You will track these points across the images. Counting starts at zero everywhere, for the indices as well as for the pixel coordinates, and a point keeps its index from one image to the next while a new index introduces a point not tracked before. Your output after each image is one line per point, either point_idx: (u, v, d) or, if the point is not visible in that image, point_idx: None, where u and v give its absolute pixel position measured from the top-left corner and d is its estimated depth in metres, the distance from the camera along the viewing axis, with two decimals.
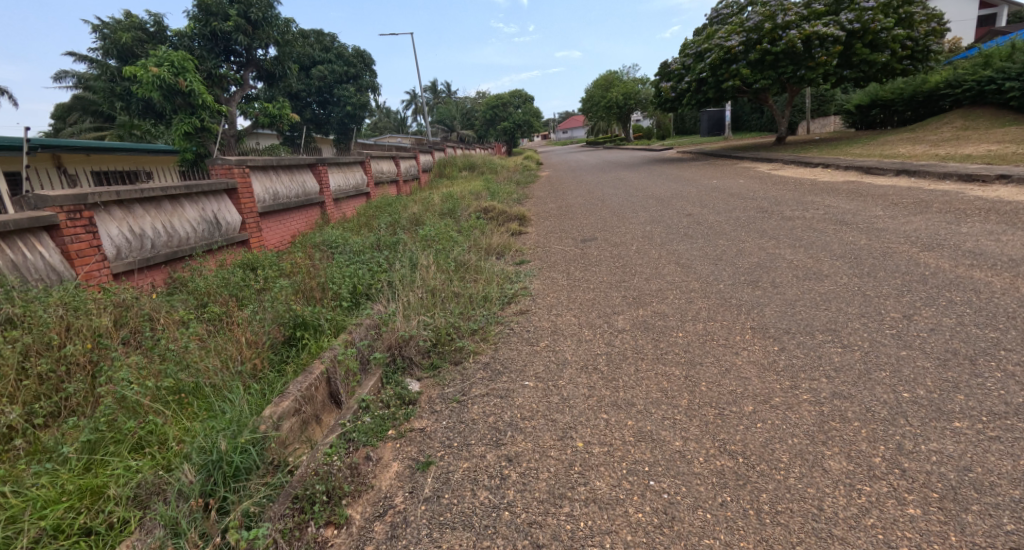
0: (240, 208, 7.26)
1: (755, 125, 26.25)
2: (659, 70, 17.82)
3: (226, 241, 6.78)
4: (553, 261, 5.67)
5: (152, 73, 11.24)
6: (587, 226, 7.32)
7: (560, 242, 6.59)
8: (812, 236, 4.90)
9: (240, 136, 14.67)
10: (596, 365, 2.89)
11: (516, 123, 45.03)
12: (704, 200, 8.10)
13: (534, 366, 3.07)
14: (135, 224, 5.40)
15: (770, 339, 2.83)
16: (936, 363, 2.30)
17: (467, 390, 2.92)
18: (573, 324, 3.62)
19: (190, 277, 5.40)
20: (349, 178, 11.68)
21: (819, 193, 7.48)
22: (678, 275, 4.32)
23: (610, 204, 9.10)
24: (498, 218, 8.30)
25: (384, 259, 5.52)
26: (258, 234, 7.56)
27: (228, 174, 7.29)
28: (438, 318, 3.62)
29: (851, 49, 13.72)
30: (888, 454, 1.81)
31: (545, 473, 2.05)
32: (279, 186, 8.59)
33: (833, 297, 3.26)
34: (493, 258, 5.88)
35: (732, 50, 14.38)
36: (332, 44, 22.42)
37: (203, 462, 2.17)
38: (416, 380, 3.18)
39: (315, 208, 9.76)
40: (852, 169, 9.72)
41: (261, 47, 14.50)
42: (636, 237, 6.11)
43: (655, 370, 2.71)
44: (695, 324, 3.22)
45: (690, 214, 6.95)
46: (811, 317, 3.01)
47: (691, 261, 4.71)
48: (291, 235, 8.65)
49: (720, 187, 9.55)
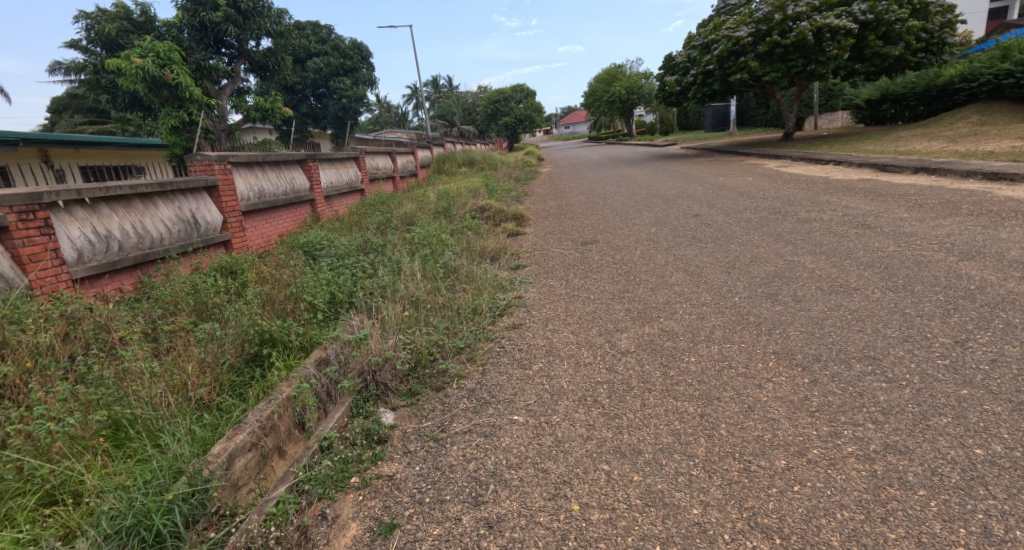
0: (221, 207, 6.90)
1: (761, 121, 25.76)
2: (663, 63, 17.37)
3: (205, 242, 6.42)
4: (550, 266, 5.29)
5: (136, 64, 10.84)
6: (589, 228, 6.93)
7: (559, 245, 6.20)
8: (833, 240, 4.51)
9: (232, 131, 14.26)
10: (596, 398, 2.50)
11: (518, 118, 44.55)
12: (711, 199, 7.71)
13: (524, 395, 2.69)
14: (100, 224, 5.02)
15: (797, 367, 2.43)
16: (1009, 409, 1.90)
17: (447, 425, 2.54)
18: (571, 343, 3.23)
19: (160, 283, 5.03)
20: (342, 174, 11.29)
21: (834, 192, 7.08)
22: (687, 285, 3.93)
23: (612, 203, 8.71)
24: (495, 218, 7.90)
25: (369, 264, 5.13)
26: (241, 235, 7.19)
27: (208, 170, 6.90)
28: (419, 336, 3.24)
29: (864, 42, 13.23)
30: (973, 543, 1.42)
31: (533, 548, 1.67)
32: (265, 183, 8.22)
33: (865, 315, 2.87)
34: (487, 263, 5.50)
35: (741, 41, 13.92)
36: (329, 36, 22.06)
37: (114, 531, 1.83)
38: (390, 410, 2.80)
39: (304, 205, 9.40)
40: (866, 166, 9.31)
41: (252, 38, 14.11)
42: (640, 239, 5.72)
43: (665, 406, 2.32)
44: (708, 347, 2.83)
45: (697, 215, 6.56)
46: (844, 340, 2.62)
47: (700, 268, 4.33)
48: (277, 235, 8.27)
49: (728, 185, 9.15)
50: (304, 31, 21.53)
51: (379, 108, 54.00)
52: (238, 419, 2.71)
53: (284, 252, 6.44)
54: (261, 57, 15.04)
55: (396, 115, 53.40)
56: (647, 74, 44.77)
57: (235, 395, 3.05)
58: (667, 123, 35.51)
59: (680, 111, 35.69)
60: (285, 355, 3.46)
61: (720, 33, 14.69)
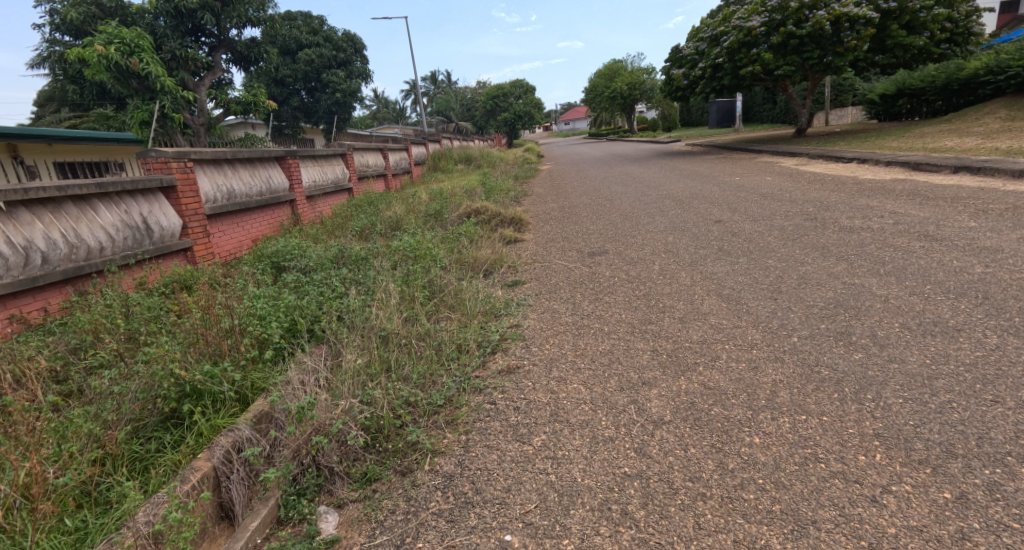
0: (180, 210, 6.09)
1: (768, 116, 24.97)
2: (670, 56, 16.53)
3: (159, 251, 5.63)
4: (553, 283, 4.51)
5: (99, 52, 10.05)
6: (596, 235, 6.15)
7: (563, 256, 5.42)
8: (896, 256, 3.72)
9: (212, 126, 13.42)
10: (625, 508, 1.74)
11: (517, 114, 43.77)
12: (731, 202, 6.92)
13: (522, 493, 1.92)
14: (18, 232, 4.24)
15: (923, 467, 1.67)
16: None
17: (409, 543, 1.78)
18: (584, 404, 2.45)
19: (89, 302, 4.28)
20: (327, 172, 10.49)
21: (871, 194, 6.30)
22: (727, 317, 3.16)
23: (620, 205, 7.92)
24: (491, 223, 7.11)
25: (339, 282, 4.33)
26: (206, 241, 6.41)
27: (165, 169, 6.06)
28: (384, 394, 2.45)
29: (886, 31, 12.34)
30: None
31: None
32: (235, 182, 7.41)
33: (993, 376, 2.09)
34: (479, 279, 4.71)
35: (753, 32, 13.07)
36: (321, 28, 21.19)
37: None
38: (334, 508, 2.03)
39: (282, 207, 8.60)
40: (896, 165, 8.54)
41: (233, 27, 13.36)
42: (657, 251, 4.94)
43: (731, 535, 1.56)
44: (775, 420, 2.04)
45: (718, 221, 5.81)
46: (979, 420, 1.84)
47: (737, 291, 3.57)
48: (248, 240, 7.47)
49: (746, 185, 8.37)
50: (295, 21, 20.64)
51: (376, 104, 53.08)
52: (118, 523, 1.96)
53: (248, 264, 5.64)
54: (243, 46, 14.25)
55: (395, 111, 52.71)
56: (649, 70, 43.99)
57: (129, 479, 2.25)
58: (670, 119, 34.68)
59: (682, 107, 34.85)
60: (213, 412, 2.65)
61: (731, 24, 13.86)
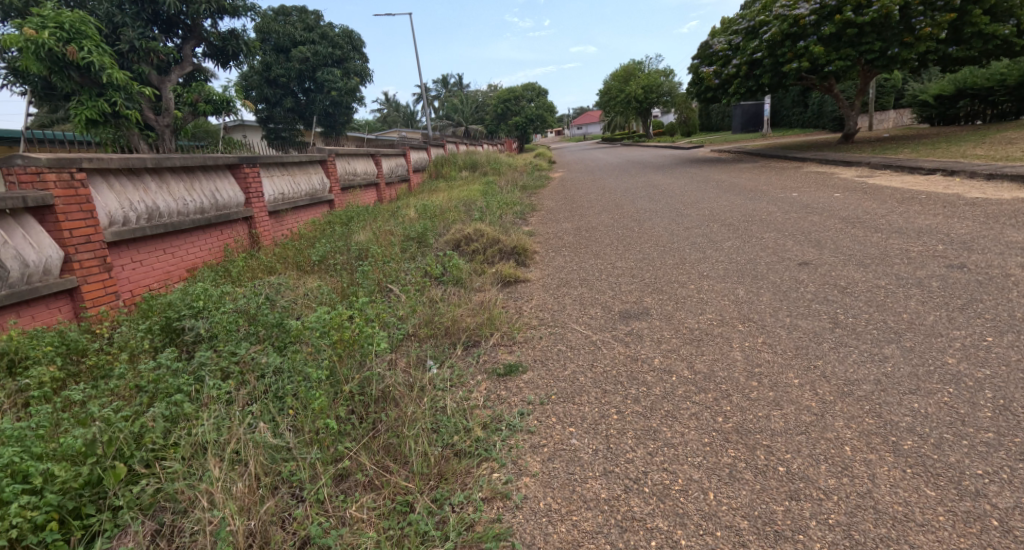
0: (61, 238, 4.28)
1: (800, 120, 23.09)
2: (699, 52, 14.77)
3: (17, 297, 3.87)
4: (569, 374, 2.83)
5: (30, 35, 8.61)
6: (628, 276, 4.48)
7: (581, 316, 3.68)
8: None
9: (179, 127, 11.90)
10: None
11: (529, 118, 42.29)
12: (808, 231, 5.16)
13: None
14: None
15: None
16: None
17: None
18: None
19: None
20: (300, 182, 8.83)
21: (1011, 222, 4.53)
22: (963, 544, 1.49)
23: (652, 230, 6.21)
24: (485, 255, 5.37)
25: (216, 374, 2.65)
26: (104, 276, 4.60)
27: (34, 182, 4.17)
28: None
29: (964, 19, 10.49)
30: None
31: None
32: (158, 199, 5.74)
33: None
34: (452, 362, 3.02)
35: (801, 20, 11.28)
36: (317, 24, 19.73)
37: None
38: None
39: (234, 225, 6.95)
40: (1005, 177, 6.72)
41: (205, 16, 11.95)
42: (729, 318, 3.23)
43: None
44: None
45: (805, 264, 4.08)
46: None
47: (932, 452, 1.82)
48: (177, 272, 5.85)
49: (813, 204, 6.60)
50: (289, 18, 19.33)
51: (386, 108, 52.05)
52: None
53: (131, 322, 3.97)
54: (219, 39, 12.78)
55: (404, 116, 51.45)
56: (666, 73, 42.38)
57: None
58: (688, 124, 32.61)
59: (702, 110, 33.01)
60: None
61: (772, 13, 12.11)
